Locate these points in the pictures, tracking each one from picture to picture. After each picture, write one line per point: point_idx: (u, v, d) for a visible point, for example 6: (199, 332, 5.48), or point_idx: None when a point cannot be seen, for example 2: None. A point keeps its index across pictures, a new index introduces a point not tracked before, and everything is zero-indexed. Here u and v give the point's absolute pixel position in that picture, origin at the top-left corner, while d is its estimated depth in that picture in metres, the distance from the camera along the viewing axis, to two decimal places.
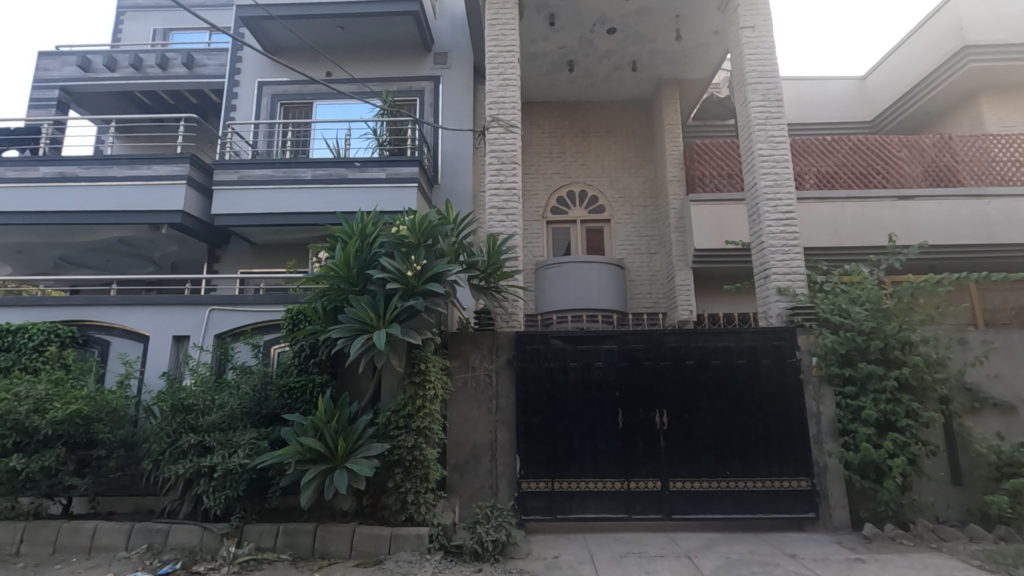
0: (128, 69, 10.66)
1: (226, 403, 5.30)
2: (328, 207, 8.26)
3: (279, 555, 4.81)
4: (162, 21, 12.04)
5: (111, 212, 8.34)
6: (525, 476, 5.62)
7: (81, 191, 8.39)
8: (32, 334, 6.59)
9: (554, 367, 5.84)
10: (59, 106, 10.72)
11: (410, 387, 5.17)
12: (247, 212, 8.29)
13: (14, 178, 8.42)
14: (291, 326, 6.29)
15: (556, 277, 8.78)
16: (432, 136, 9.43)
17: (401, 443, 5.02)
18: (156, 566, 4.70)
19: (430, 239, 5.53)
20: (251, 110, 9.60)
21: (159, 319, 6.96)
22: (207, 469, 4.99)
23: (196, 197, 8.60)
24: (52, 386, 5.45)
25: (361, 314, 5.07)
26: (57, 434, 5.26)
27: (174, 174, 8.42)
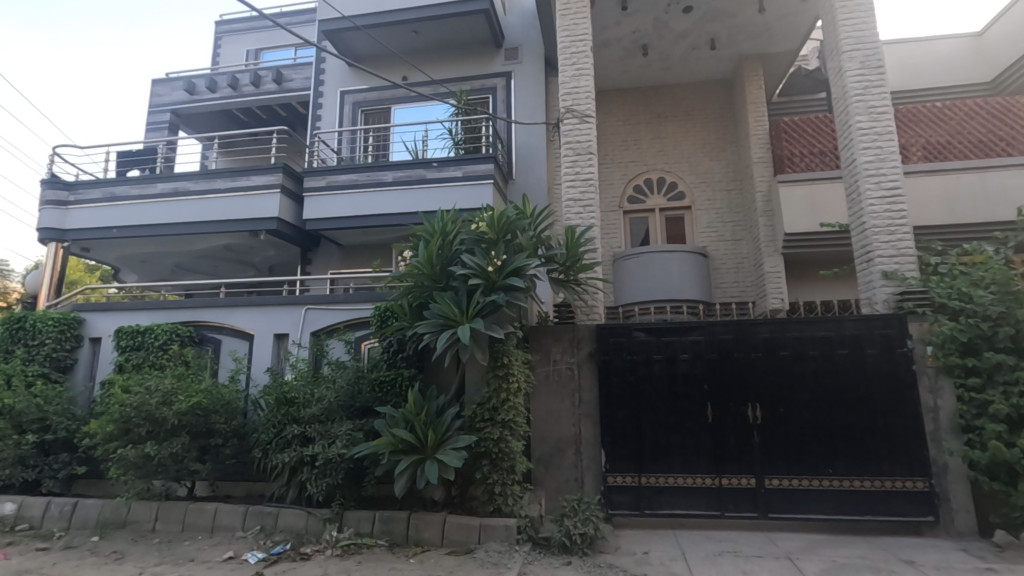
0: (227, 89, 11.56)
1: (324, 396, 5.65)
2: (409, 207, 8.55)
3: (377, 541, 5.07)
4: (254, 42, 12.94)
5: (218, 222, 9.10)
6: (611, 470, 5.56)
7: (192, 204, 9.21)
8: (158, 334, 7.35)
9: (637, 360, 5.72)
10: (170, 128, 11.83)
11: (494, 380, 5.26)
12: (335, 216, 8.75)
13: (136, 195, 9.37)
14: (380, 323, 6.58)
15: (635, 268, 8.58)
16: (505, 132, 9.49)
17: (487, 436, 5.12)
18: (269, 546, 5.10)
19: (509, 234, 5.60)
20: (335, 118, 10.10)
21: (262, 319, 7.52)
22: (310, 457, 5.35)
23: (289, 204, 9.20)
24: (176, 381, 6.03)
25: (446, 310, 5.20)
26: (182, 423, 5.84)
27: (269, 183, 9.06)
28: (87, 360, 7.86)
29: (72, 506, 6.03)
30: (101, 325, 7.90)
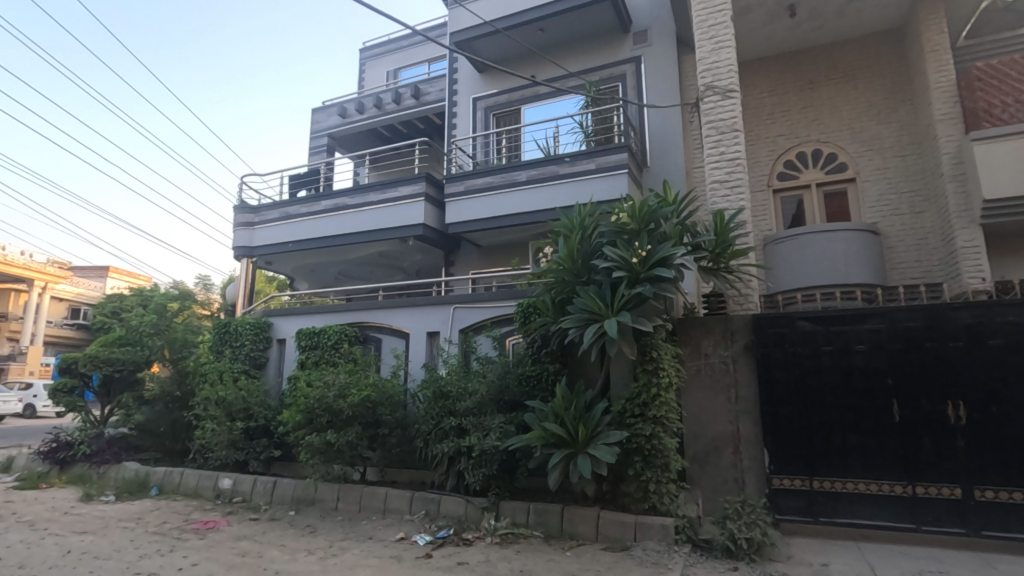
0: (373, 109, 12.65)
1: (476, 390, 5.93)
2: (545, 204, 8.66)
3: (533, 531, 5.19)
4: (393, 62, 14.00)
5: (373, 231, 9.99)
6: (776, 472, 5.13)
7: (350, 216, 10.22)
8: (330, 335, 8.26)
9: (803, 352, 5.21)
10: (329, 150, 13.24)
11: (643, 375, 5.16)
12: (475, 218, 9.15)
13: (306, 212, 10.62)
14: (523, 319, 6.73)
15: (790, 251, 7.81)
16: (638, 118, 9.19)
17: (639, 432, 5.01)
18: (435, 530, 5.48)
19: (652, 224, 5.41)
20: (469, 125, 10.56)
21: (416, 319, 8.11)
22: (467, 448, 5.64)
23: (432, 210, 9.82)
24: (348, 376, 6.72)
25: (590, 304, 5.16)
26: (355, 415, 6.50)
27: (415, 192, 9.73)
28: (276, 358, 9.09)
29: (272, 483, 7.01)
30: (285, 328, 9.07)
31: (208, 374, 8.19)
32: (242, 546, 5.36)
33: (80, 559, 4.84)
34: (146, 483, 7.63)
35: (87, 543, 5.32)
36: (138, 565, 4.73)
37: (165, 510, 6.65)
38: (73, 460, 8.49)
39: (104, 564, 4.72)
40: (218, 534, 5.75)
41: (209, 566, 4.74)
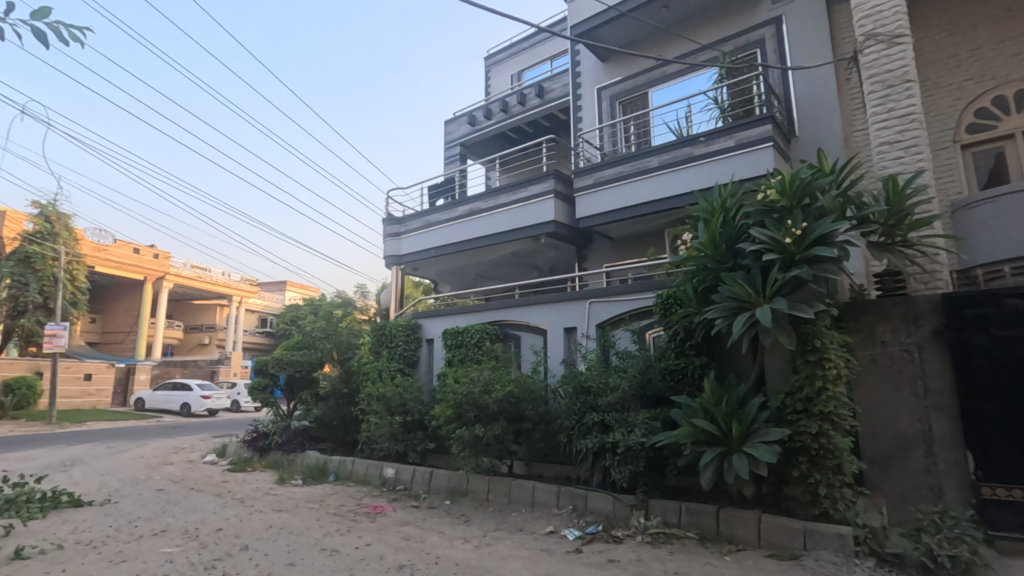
0: (500, 114, 13.03)
1: (618, 385, 5.81)
2: (680, 188, 8.24)
3: (686, 532, 4.94)
4: (516, 65, 14.30)
5: (506, 232, 10.28)
6: (985, 479, 4.33)
7: (485, 219, 10.63)
8: (472, 334, 8.66)
9: (1014, 337, 4.40)
10: (461, 158, 13.91)
11: (805, 367, 4.67)
12: (606, 210, 8.98)
13: (444, 218, 11.26)
14: (663, 312, 6.45)
15: (990, 216, 6.52)
16: (781, 84, 8.34)
17: (803, 430, 4.53)
18: (583, 525, 5.47)
19: (807, 199, 4.89)
20: (595, 116, 10.41)
21: (552, 315, 8.19)
22: (611, 444, 5.55)
23: (563, 206, 9.84)
24: (492, 373, 6.99)
25: (738, 291, 4.77)
26: (500, 410, 6.73)
27: (544, 190, 9.82)
28: (426, 357, 9.77)
29: (429, 474, 7.54)
30: (433, 329, 9.71)
31: (369, 373, 9.05)
32: (407, 530, 5.82)
33: (279, 533, 5.61)
34: (325, 470, 8.64)
35: (283, 520, 6.17)
36: (324, 542, 5.36)
37: (341, 494, 7.49)
38: (269, 448, 9.92)
39: (297, 539, 5.43)
40: (386, 518, 6.32)
41: (380, 547, 5.22)
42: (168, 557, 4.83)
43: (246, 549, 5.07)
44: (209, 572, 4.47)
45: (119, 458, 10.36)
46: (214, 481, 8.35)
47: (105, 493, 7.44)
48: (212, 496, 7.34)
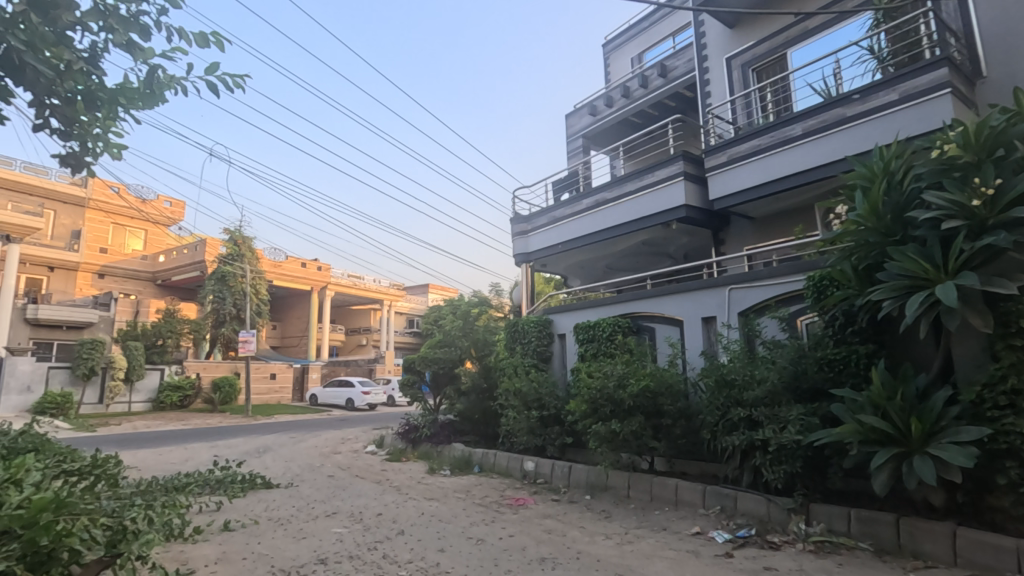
0: (621, 100, 12.65)
1: (766, 377, 5.32)
2: (831, 155, 7.33)
3: (858, 543, 4.39)
4: (636, 47, 13.79)
5: (634, 221, 9.97)
6: None
7: (611, 210, 10.40)
8: (604, 327, 8.52)
9: None
10: (584, 150, 13.76)
11: (1008, 354, 3.88)
12: (743, 188, 8.31)
13: (570, 212, 11.22)
14: (817, 295, 5.79)
15: None
16: (958, 18, 7.05)
17: (1010, 429, 3.76)
18: (734, 528, 5.11)
19: (1000, 150, 4.13)
20: (725, 89, 9.66)
21: (688, 305, 7.77)
22: (761, 442, 5.11)
23: (694, 189, 9.30)
24: (626, 367, 6.81)
25: (911, 268, 4.11)
26: (636, 405, 6.53)
27: (672, 174, 9.35)
28: (559, 352, 9.84)
29: (568, 468, 7.58)
30: (564, 324, 9.75)
31: (506, 368, 9.34)
32: (548, 524, 5.90)
33: (430, 520, 6.01)
34: (470, 462, 9.08)
35: (434, 508, 6.60)
36: (470, 531, 5.63)
37: (486, 485, 7.82)
38: (419, 440, 10.69)
39: (446, 527, 5.77)
40: (528, 510, 6.47)
41: (522, 539, 5.35)
42: (338, 537, 5.41)
43: (402, 534, 5.51)
44: (372, 553, 4.92)
45: (299, 447, 11.86)
46: (375, 470, 9.20)
47: (289, 477, 8.57)
48: (373, 484, 8.10)
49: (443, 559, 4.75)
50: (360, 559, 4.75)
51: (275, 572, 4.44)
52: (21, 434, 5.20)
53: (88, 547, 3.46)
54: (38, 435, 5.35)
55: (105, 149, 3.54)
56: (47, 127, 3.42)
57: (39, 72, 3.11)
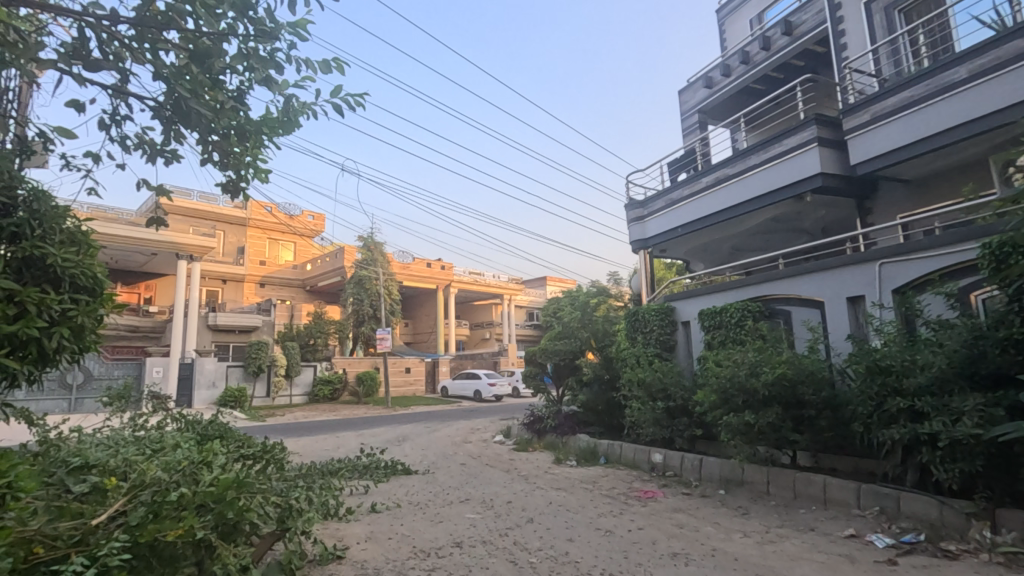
0: (741, 67, 11.71)
1: (931, 362, 4.64)
2: (1009, 97, 6.18)
3: None
4: (755, 8, 12.68)
5: (761, 197, 9.23)
6: None
7: (734, 186, 9.70)
8: (732, 312, 8.00)
9: None
10: (701, 126, 12.98)
11: None
12: (892, 148, 7.30)
13: (688, 193, 10.65)
14: (996, 265, 4.93)
15: None
16: None
17: None
18: (897, 533, 4.55)
19: None
20: (863, 38, 8.56)
21: (829, 284, 7.03)
22: (928, 436, 4.48)
23: (831, 154, 8.36)
24: (758, 354, 6.33)
25: None
26: (772, 394, 6.04)
27: (802, 141, 8.50)
28: (684, 340, 9.46)
29: (699, 461, 7.26)
30: (688, 310, 9.36)
31: (627, 358, 9.14)
32: (679, 518, 5.69)
33: (558, 510, 6.09)
34: (596, 452, 9.04)
35: (561, 497, 6.68)
36: (598, 522, 5.62)
37: (613, 477, 7.75)
38: (545, 430, 10.87)
39: (574, 517, 5.81)
40: (658, 503, 6.29)
41: (653, 532, 5.22)
42: (472, 522, 5.69)
43: (531, 522, 5.65)
44: (503, 539, 5.10)
45: (433, 436, 12.64)
46: (503, 459, 9.54)
47: (425, 464, 9.19)
48: (502, 472, 8.41)
49: (572, 548, 4.79)
50: (493, 545, 4.95)
51: (416, 552, 4.80)
52: (209, 423, 6.12)
53: (264, 521, 4.00)
54: (221, 424, 6.26)
55: (255, 175, 3.99)
56: (209, 160, 3.92)
57: (200, 113, 3.60)
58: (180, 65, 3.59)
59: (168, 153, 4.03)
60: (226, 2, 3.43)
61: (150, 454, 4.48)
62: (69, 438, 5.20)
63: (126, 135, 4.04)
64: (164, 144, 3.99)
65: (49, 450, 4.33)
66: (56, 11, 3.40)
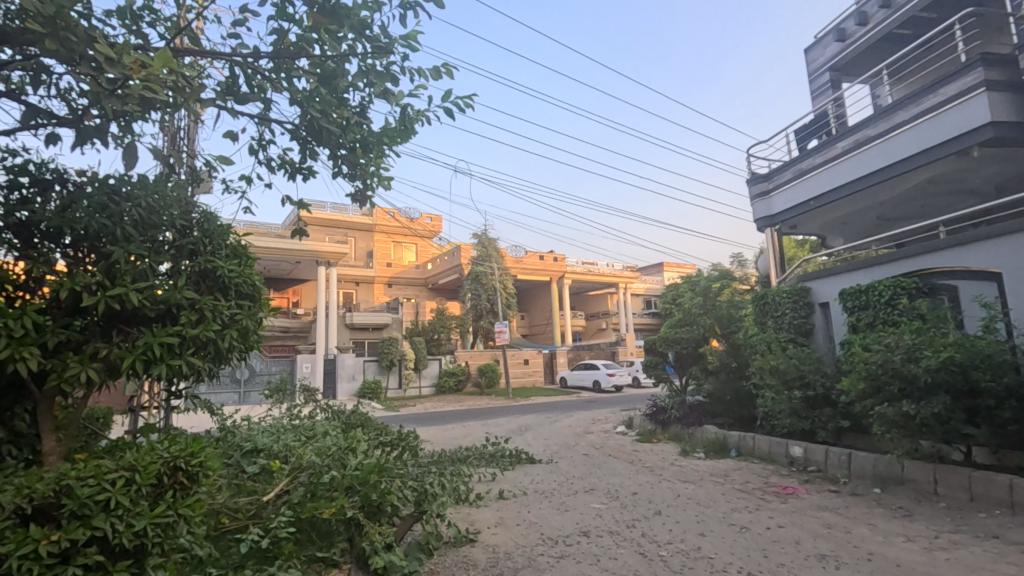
0: (880, 12, 10.31)
1: None
2: None
3: None
4: None
5: (911, 157, 8.11)
6: None
7: (878, 148, 8.60)
8: (881, 291, 7.12)
9: None
10: (834, 85, 11.67)
11: None
12: None
13: (821, 161, 9.63)
14: None
15: None
16: None
17: None
18: None
19: None
20: None
21: (1008, 253, 6.10)
22: None
23: (1005, 99, 7.09)
24: (917, 336, 5.58)
25: None
26: (937, 381, 5.30)
27: (965, 88, 7.33)
28: (822, 324, 8.66)
29: (848, 456, 6.60)
30: (826, 291, 8.55)
31: (757, 345, 8.53)
32: (826, 517, 5.22)
33: (688, 503, 5.87)
34: (726, 445, 8.57)
35: (690, 490, 6.43)
36: (732, 517, 5.33)
37: (747, 470, 7.30)
38: (669, 421, 10.53)
39: (705, 511, 5.56)
40: (800, 500, 5.82)
41: (796, 531, 4.84)
42: (598, 513, 5.67)
43: (659, 514, 5.50)
44: (630, 531, 5.03)
45: (555, 426, 12.77)
46: (627, 450, 9.39)
47: (548, 454, 9.33)
48: (626, 463, 8.28)
49: (705, 544, 4.60)
50: (620, 536, 4.90)
51: (545, 539, 4.89)
52: (351, 413, 6.71)
53: (403, 503, 4.29)
54: (361, 414, 6.83)
55: (379, 183, 4.28)
56: (339, 173, 4.27)
57: (330, 131, 3.93)
58: (310, 89, 3.95)
59: (305, 170, 4.45)
60: (346, 25, 3.70)
61: (305, 441, 5.02)
62: (241, 426, 5.98)
63: (270, 157, 4.51)
64: (301, 162, 4.40)
65: (227, 436, 5.02)
66: (211, 55, 3.89)
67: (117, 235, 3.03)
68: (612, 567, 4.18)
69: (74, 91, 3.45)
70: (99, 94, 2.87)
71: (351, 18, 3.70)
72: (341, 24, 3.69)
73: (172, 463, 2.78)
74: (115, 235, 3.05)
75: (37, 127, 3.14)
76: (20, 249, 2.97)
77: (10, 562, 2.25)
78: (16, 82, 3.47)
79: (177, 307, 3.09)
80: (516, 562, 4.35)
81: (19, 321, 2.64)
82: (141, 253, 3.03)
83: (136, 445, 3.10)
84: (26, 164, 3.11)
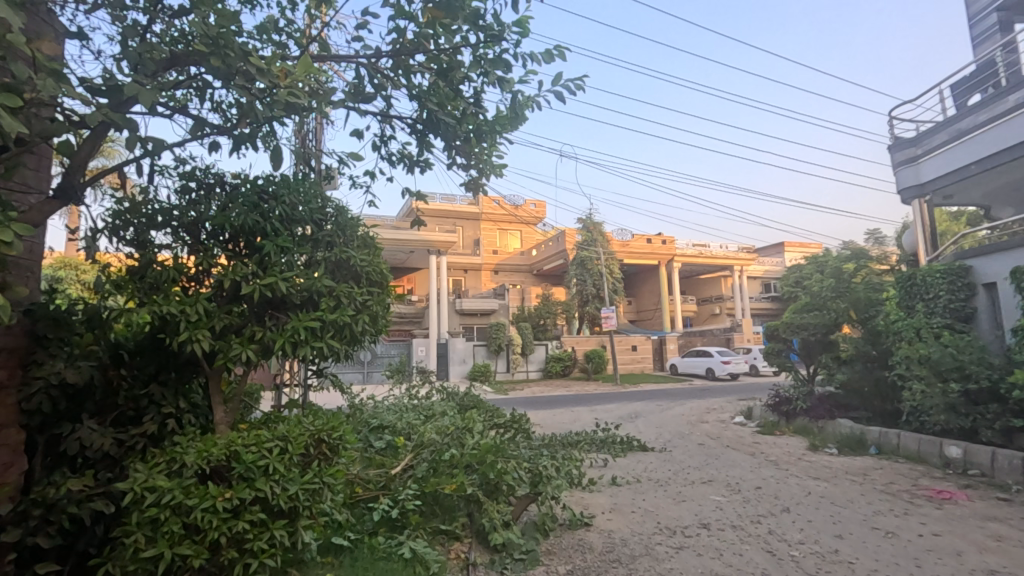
0: None
1: None
2: None
3: None
4: None
5: None
6: None
7: None
8: None
9: None
10: (1004, 27, 9.93)
11: None
12: None
13: (987, 120, 8.25)
14: None
15: None
16: None
17: None
18: None
19: None
20: None
21: None
22: None
23: None
24: None
25: None
26: None
27: None
28: (986, 308, 7.58)
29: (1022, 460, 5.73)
30: (992, 270, 7.45)
31: (902, 332, 7.61)
32: (993, 528, 4.57)
33: (821, 502, 5.42)
34: (864, 442, 7.78)
35: (823, 488, 5.93)
36: (875, 520, 4.84)
37: (890, 470, 6.60)
38: (795, 413, 9.79)
39: (841, 511, 5.11)
40: (959, 507, 5.15)
41: (956, 541, 4.29)
42: (718, 505, 5.43)
43: (788, 512, 5.14)
44: (756, 527, 4.76)
45: (667, 414, 12.39)
46: (747, 442, 8.87)
47: (661, 442, 9.09)
48: (747, 456, 7.83)
49: (843, 547, 4.23)
50: (745, 531, 4.66)
51: (662, 528, 4.78)
52: (465, 395, 6.96)
53: (519, 483, 4.38)
54: (475, 395, 7.05)
55: (493, 170, 4.31)
56: (454, 163, 4.39)
57: (446, 122, 4.06)
58: (427, 83, 4.10)
59: (422, 162, 4.62)
60: (459, 17, 3.77)
61: (426, 419, 5.29)
62: (369, 404, 6.44)
63: (391, 152, 4.74)
64: (419, 154, 4.58)
65: (356, 412, 5.44)
66: (338, 59, 4.15)
67: (266, 230, 3.37)
68: (737, 563, 3.98)
69: (228, 103, 3.86)
70: (251, 103, 3.21)
71: (464, 9, 3.76)
72: (455, 17, 3.77)
73: (316, 436, 3.09)
74: (266, 230, 3.38)
75: (203, 137, 3.57)
76: (191, 245, 3.38)
77: (196, 513, 2.63)
78: (184, 99, 3.95)
79: (318, 294, 3.38)
80: (633, 550, 4.29)
81: (194, 307, 3.04)
82: (286, 245, 3.35)
83: (287, 418, 3.45)
84: (194, 170, 3.55)
